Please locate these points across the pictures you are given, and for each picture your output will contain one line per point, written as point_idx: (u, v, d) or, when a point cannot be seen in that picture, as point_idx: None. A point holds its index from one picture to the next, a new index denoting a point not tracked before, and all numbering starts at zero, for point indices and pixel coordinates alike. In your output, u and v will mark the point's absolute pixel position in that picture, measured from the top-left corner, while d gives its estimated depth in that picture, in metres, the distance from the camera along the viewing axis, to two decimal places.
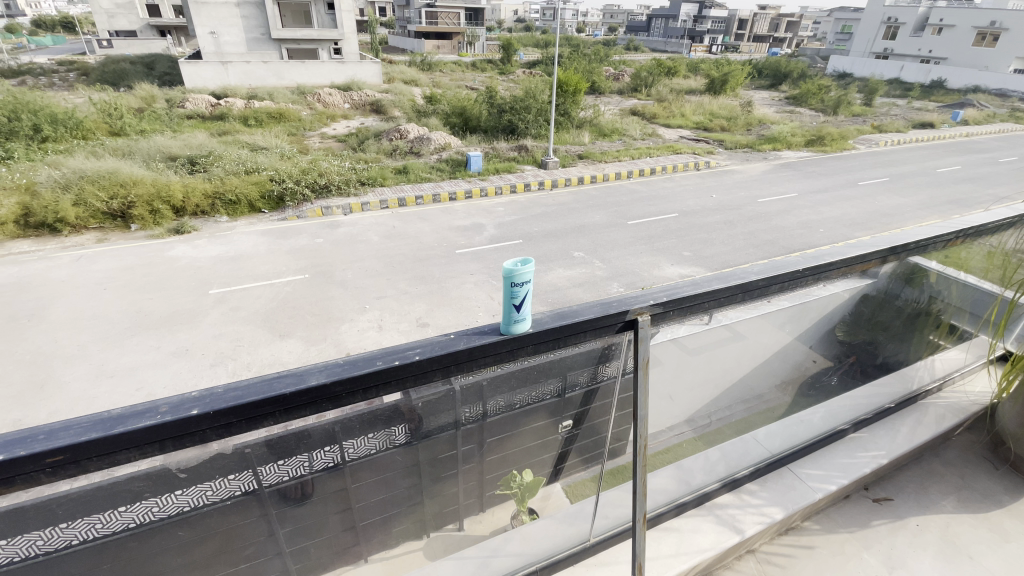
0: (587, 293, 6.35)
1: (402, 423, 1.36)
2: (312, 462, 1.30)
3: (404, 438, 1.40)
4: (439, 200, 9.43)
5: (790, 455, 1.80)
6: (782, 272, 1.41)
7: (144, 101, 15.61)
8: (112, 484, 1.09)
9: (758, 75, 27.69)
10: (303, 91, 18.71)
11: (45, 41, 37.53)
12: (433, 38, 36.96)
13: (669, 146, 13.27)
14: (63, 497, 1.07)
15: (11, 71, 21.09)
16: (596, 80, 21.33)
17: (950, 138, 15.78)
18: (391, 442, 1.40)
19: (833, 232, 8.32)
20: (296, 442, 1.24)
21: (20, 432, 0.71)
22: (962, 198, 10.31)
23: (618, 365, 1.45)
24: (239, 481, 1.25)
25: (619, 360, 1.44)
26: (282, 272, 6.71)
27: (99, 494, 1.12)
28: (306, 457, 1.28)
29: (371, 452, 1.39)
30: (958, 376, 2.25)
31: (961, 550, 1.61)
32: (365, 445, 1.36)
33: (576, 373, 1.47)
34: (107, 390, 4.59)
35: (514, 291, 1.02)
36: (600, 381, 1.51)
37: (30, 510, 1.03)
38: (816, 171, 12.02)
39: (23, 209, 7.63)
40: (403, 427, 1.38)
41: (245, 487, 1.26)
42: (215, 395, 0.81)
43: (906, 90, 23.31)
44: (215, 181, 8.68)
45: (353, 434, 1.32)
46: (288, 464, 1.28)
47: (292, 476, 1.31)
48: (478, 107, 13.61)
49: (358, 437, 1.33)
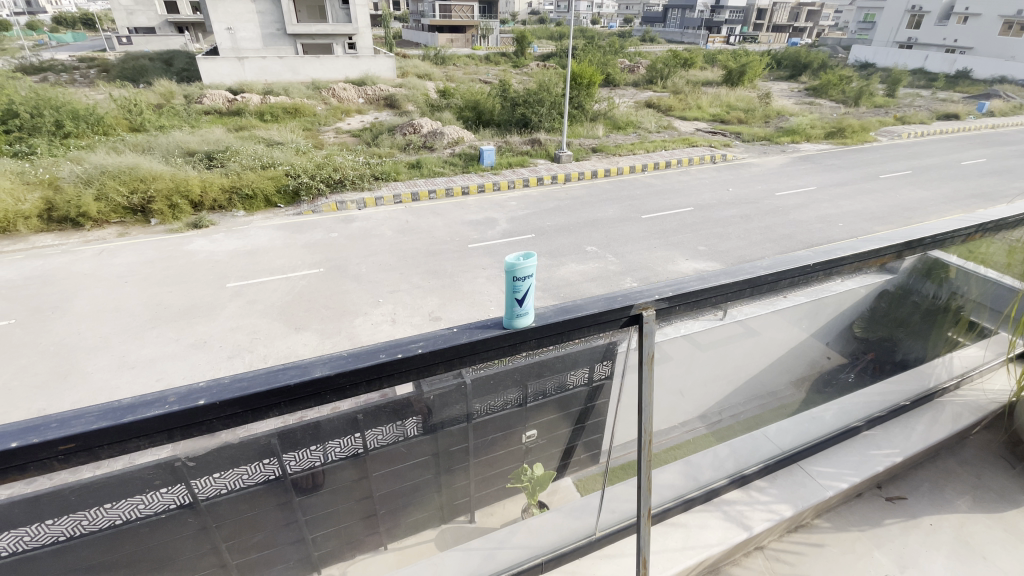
0: (600, 288, 6.32)
1: (360, 432, 1.38)
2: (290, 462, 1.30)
3: (359, 447, 1.43)
4: (452, 194, 9.47)
5: (801, 453, 1.78)
6: (794, 266, 1.38)
7: (163, 97, 15.89)
8: (125, 473, 1.11)
9: (777, 66, 27.11)
10: (318, 86, 18.87)
11: (68, 39, 38.16)
12: (447, 31, 36.75)
13: (685, 139, 13.10)
14: (77, 486, 1.09)
15: (33, 67, 21.52)
16: (611, 73, 21.12)
17: (976, 130, 15.35)
18: (344, 452, 1.41)
19: (852, 227, 8.16)
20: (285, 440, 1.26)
21: (34, 419, 0.74)
22: (986, 191, 10.03)
23: (609, 367, 1.51)
24: (173, 494, 1.23)
25: (605, 363, 1.52)
26: (297, 266, 6.79)
27: (106, 482, 1.14)
28: (250, 467, 1.28)
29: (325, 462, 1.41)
30: (976, 373, 2.20)
31: (975, 551, 1.58)
32: (314, 455, 1.36)
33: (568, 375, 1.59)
34: (128, 380, 4.71)
35: (516, 285, 1.05)
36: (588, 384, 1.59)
37: (43, 496, 1.06)
38: (837, 163, 11.77)
39: (46, 204, 7.84)
40: (363, 435, 1.41)
41: (180, 500, 1.24)
42: (222, 385, 0.83)
43: (930, 80, 22.68)
44: (232, 176, 8.81)
45: (302, 447, 1.31)
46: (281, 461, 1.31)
47: (230, 488, 1.31)
48: (492, 101, 13.60)
49: (303, 449, 1.32)
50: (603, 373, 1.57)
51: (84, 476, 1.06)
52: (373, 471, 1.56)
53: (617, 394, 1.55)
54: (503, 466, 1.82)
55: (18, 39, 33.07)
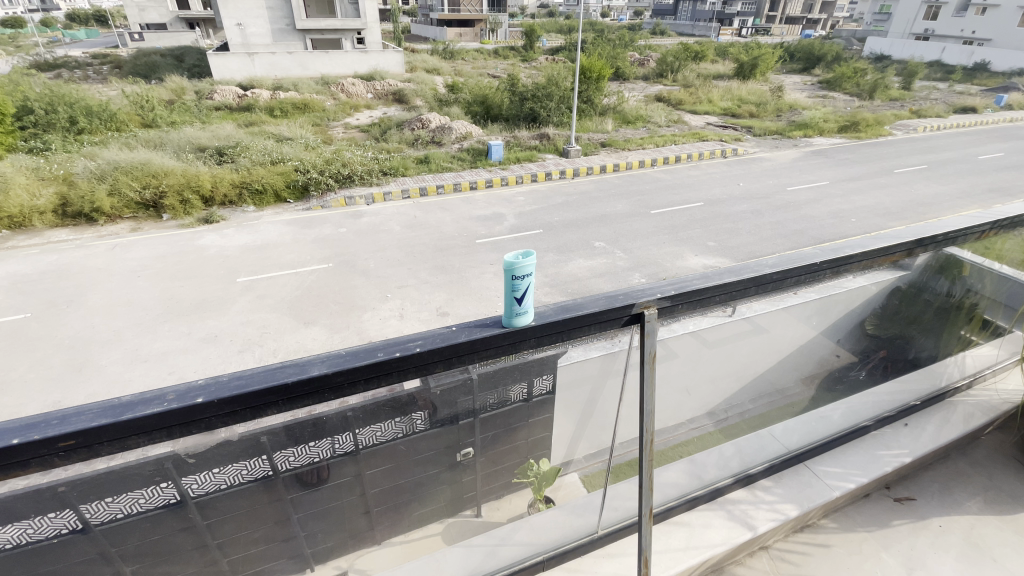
0: (609, 283, 6.28)
1: (263, 455, 1.28)
2: (249, 471, 1.30)
3: (266, 470, 1.33)
4: (460, 189, 9.44)
5: (808, 452, 1.75)
6: (799, 264, 1.34)
7: (175, 93, 16.03)
8: (97, 477, 1.12)
9: (790, 58, 26.65)
10: (326, 81, 18.92)
11: (81, 35, 38.10)
12: (456, 25, 36.49)
13: (695, 133, 12.95)
14: (65, 482, 1.09)
15: (48, 65, 21.67)
16: (620, 66, 20.95)
17: (994, 124, 15.03)
18: (249, 476, 1.33)
19: (866, 222, 8.04)
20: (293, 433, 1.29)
21: (36, 417, 0.75)
22: (1003, 186, 9.84)
23: (548, 380, 1.70)
24: (64, 518, 1.19)
25: (546, 376, 1.70)
26: (307, 260, 6.83)
27: (100, 480, 1.15)
28: (145, 491, 1.23)
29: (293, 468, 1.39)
30: (990, 372, 2.16)
31: (985, 553, 1.55)
32: (212, 480, 1.30)
33: (518, 383, 1.61)
34: (141, 372, 4.78)
35: (515, 284, 1.04)
36: (533, 398, 1.75)
37: (31, 496, 1.06)
38: (849, 157, 11.60)
39: (61, 199, 7.95)
40: (272, 457, 1.31)
41: (70, 525, 1.22)
42: (220, 383, 0.84)
43: (946, 73, 22.23)
44: (242, 171, 8.86)
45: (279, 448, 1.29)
46: (225, 472, 1.29)
47: (126, 513, 1.26)
48: (501, 95, 13.52)
49: (199, 474, 1.26)
50: (543, 388, 1.73)
51: (65, 482, 1.07)
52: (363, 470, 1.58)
53: (614, 394, 1.56)
54: (509, 461, 1.86)
55: (33, 37, 33.36)
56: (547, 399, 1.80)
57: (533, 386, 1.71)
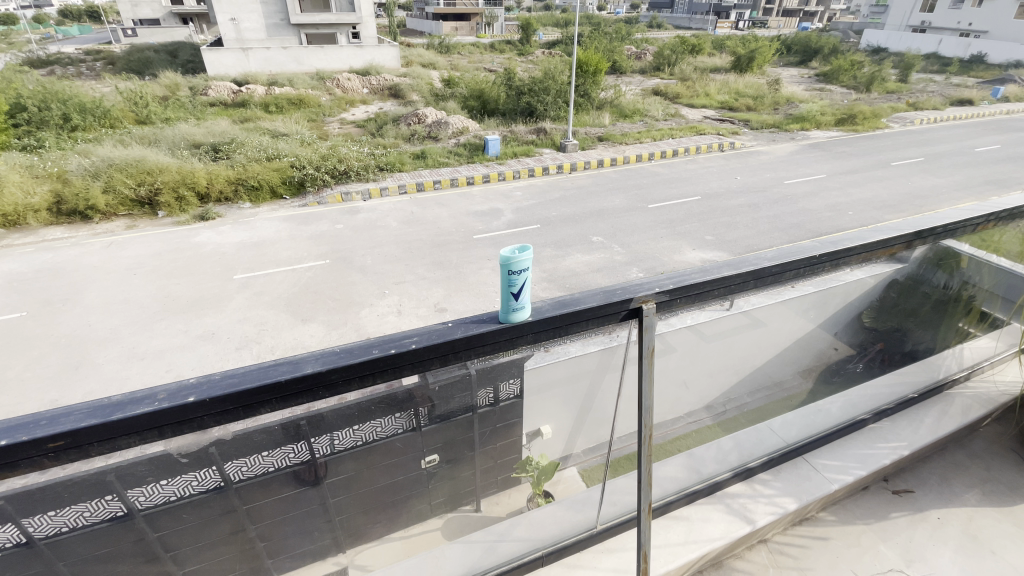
0: (607, 278, 6.29)
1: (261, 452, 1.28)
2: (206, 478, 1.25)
3: (217, 480, 1.30)
4: (458, 184, 9.42)
5: (807, 445, 1.75)
6: (796, 258, 1.34)
7: (169, 90, 15.90)
8: (72, 480, 1.09)
9: (787, 51, 26.59)
10: (322, 76, 18.78)
11: (73, 31, 37.71)
12: (452, 19, 36.22)
13: (692, 127, 12.91)
14: (29, 491, 1.04)
15: (40, 61, 21.43)
16: (617, 60, 20.88)
17: (991, 116, 15.03)
18: (200, 487, 1.28)
19: (863, 215, 8.06)
20: (291, 431, 1.29)
21: (24, 418, 0.74)
22: (1001, 178, 9.84)
23: (516, 384, 1.66)
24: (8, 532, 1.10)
25: (513, 380, 1.69)
26: (303, 258, 6.79)
27: (73, 484, 1.11)
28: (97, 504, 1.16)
29: (278, 467, 1.37)
30: (987, 365, 2.17)
31: (983, 545, 1.56)
32: (160, 491, 1.26)
33: (507, 379, 1.59)
34: (138, 371, 4.75)
35: (512, 279, 1.01)
36: (499, 402, 1.71)
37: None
38: (847, 151, 11.59)
39: (55, 197, 7.89)
40: (266, 453, 1.31)
41: (13, 539, 1.13)
42: (212, 382, 0.83)
43: (943, 66, 22.23)
44: (238, 167, 8.81)
45: (268, 446, 1.29)
46: (192, 479, 1.25)
47: (72, 526, 1.20)
48: (497, 91, 13.51)
49: (145, 486, 1.23)
50: (511, 393, 1.69)
51: (34, 487, 1.03)
52: (363, 468, 1.56)
53: (612, 390, 1.54)
54: (509, 456, 1.86)
55: (25, 34, 33.11)
56: (516, 402, 1.75)
57: (499, 390, 1.69)
